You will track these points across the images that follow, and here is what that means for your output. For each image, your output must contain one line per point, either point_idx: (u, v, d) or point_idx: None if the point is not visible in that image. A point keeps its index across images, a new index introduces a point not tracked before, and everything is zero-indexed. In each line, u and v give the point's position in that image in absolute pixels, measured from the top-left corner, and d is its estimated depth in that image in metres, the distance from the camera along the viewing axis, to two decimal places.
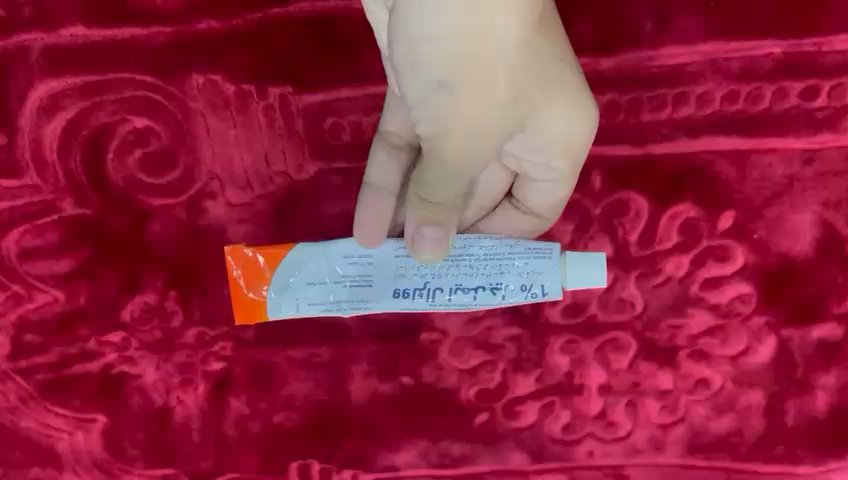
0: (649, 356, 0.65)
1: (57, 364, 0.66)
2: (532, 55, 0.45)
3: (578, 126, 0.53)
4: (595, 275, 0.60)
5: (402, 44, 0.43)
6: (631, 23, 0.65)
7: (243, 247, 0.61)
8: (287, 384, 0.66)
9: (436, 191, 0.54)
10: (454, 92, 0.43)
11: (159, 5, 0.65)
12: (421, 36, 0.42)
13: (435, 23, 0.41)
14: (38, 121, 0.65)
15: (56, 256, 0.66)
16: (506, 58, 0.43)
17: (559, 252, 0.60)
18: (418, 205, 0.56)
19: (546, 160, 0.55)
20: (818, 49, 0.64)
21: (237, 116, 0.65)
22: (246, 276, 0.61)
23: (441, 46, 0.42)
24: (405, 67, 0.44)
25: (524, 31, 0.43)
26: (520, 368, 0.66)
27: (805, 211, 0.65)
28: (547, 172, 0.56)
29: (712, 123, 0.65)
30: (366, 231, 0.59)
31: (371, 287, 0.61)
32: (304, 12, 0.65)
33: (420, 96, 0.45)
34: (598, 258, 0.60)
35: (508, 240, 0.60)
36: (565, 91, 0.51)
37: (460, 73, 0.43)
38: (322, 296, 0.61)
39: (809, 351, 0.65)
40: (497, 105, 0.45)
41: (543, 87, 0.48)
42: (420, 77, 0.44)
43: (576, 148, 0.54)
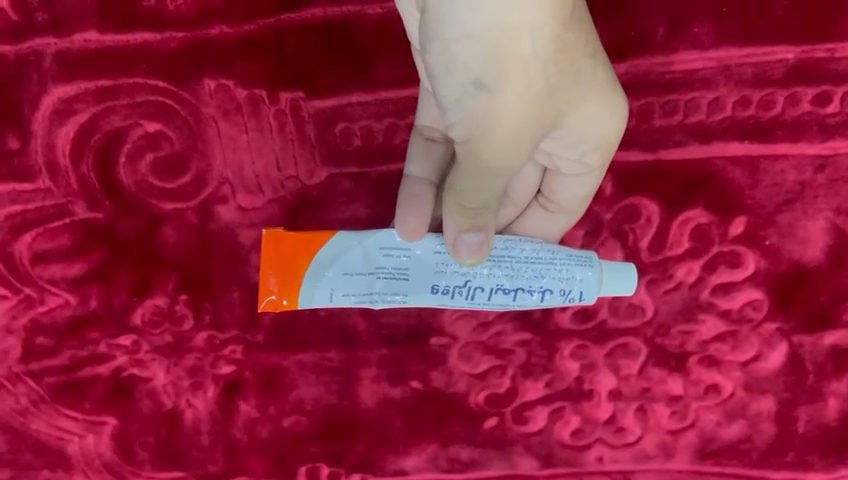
0: (659, 362, 0.65)
1: (68, 366, 0.66)
2: (565, 52, 0.47)
3: (610, 120, 0.54)
4: (626, 284, 0.60)
5: (437, 47, 0.46)
6: (644, 29, 0.65)
7: (277, 233, 0.58)
8: (296, 388, 0.66)
9: (472, 196, 0.54)
10: (490, 91, 0.45)
11: (172, 11, 0.66)
12: (456, 37, 0.44)
13: (469, 23, 0.44)
14: (51, 125, 0.66)
15: (68, 259, 0.66)
16: (539, 54, 0.45)
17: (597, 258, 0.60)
18: (456, 214, 0.56)
19: (579, 154, 0.56)
20: (830, 55, 0.64)
21: (249, 121, 0.65)
22: (279, 264, 0.58)
23: (475, 46, 0.44)
24: (441, 69, 0.46)
25: (556, 27, 0.45)
26: (530, 374, 0.66)
27: (817, 218, 0.65)
28: (578, 168, 0.58)
29: (723, 129, 0.65)
30: (407, 223, 0.59)
31: (408, 281, 0.59)
32: (317, 18, 0.65)
33: (456, 98, 0.47)
34: (632, 269, 0.60)
35: (550, 246, 0.59)
36: (601, 87, 0.52)
37: (494, 72, 0.45)
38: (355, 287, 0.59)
39: (821, 358, 0.65)
40: (532, 102, 0.47)
41: (578, 83, 0.50)
42: (456, 78, 0.46)
43: (610, 144, 0.56)
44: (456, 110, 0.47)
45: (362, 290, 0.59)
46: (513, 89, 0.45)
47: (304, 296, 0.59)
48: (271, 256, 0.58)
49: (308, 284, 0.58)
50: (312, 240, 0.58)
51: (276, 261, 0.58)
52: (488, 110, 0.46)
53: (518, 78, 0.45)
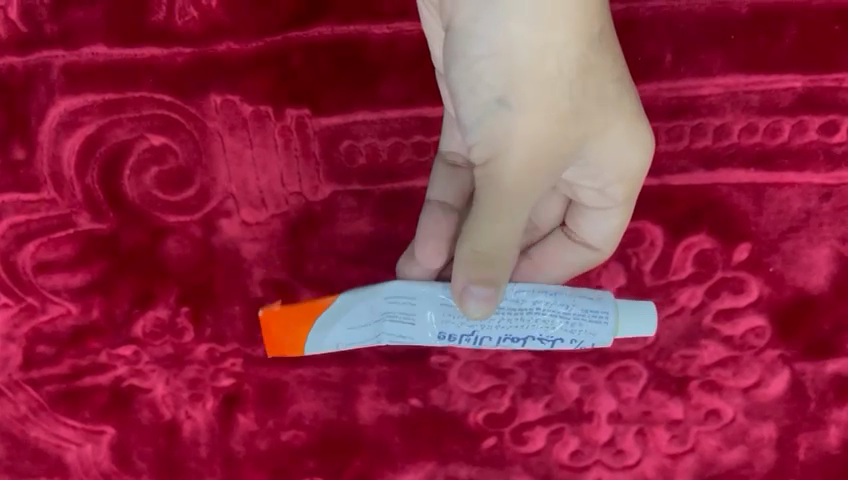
0: (660, 385, 0.65)
1: (68, 375, 0.66)
2: (590, 73, 0.47)
3: (636, 150, 0.53)
4: (644, 323, 0.60)
5: (460, 66, 0.46)
6: (650, 54, 0.65)
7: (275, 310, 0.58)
8: (296, 402, 0.65)
9: (491, 236, 0.49)
10: (513, 106, 0.45)
11: (180, 27, 0.66)
12: (479, 54, 0.45)
13: (492, 40, 0.44)
14: (57, 137, 0.66)
15: (71, 270, 0.66)
16: (564, 72, 0.45)
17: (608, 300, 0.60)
18: (466, 260, 0.49)
19: (603, 187, 0.55)
20: (838, 85, 0.64)
21: (254, 136, 0.65)
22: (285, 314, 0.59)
23: (498, 62, 0.44)
24: (464, 89, 0.46)
25: (580, 47, 0.45)
26: (530, 394, 0.65)
27: (822, 246, 0.64)
28: (603, 203, 0.56)
29: (729, 156, 0.64)
30: (426, 249, 0.59)
31: (414, 327, 0.59)
32: (324, 36, 0.66)
33: (477, 117, 0.46)
34: (650, 308, 0.60)
35: (565, 302, 0.57)
36: (629, 119, 0.51)
37: (515, 88, 0.45)
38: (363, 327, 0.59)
39: (823, 386, 0.64)
40: (555, 121, 0.46)
41: (605, 112, 0.49)
42: (479, 98, 0.46)
43: (637, 178, 0.54)
44: (476, 130, 0.46)
45: (369, 335, 0.59)
46: (536, 105, 0.45)
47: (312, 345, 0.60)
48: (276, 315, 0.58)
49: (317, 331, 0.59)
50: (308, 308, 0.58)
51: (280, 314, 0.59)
52: (509, 129, 0.45)
53: (542, 95, 0.45)
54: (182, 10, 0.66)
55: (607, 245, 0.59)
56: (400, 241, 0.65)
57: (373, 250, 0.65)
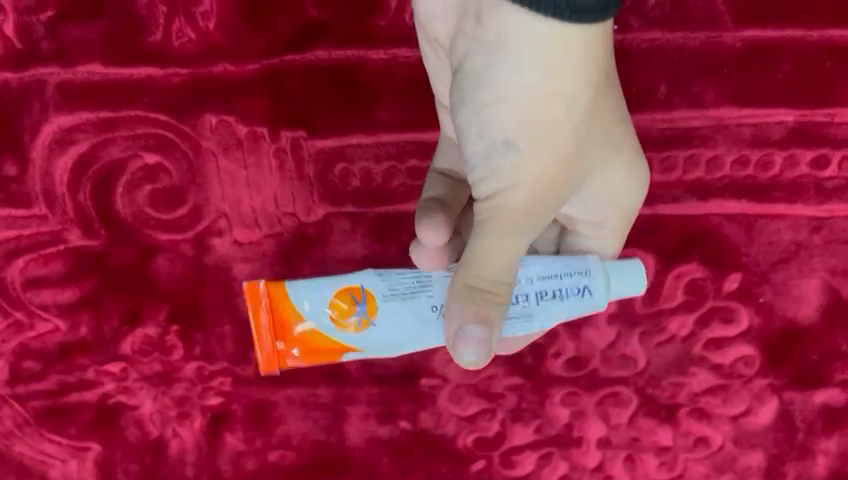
0: (649, 412, 0.64)
1: (55, 392, 0.65)
2: (597, 115, 0.44)
3: (631, 186, 0.51)
4: (634, 282, 0.55)
5: (469, 108, 0.42)
6: (644, 88, 0.65)
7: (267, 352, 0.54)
8: (284, 422, 0.65)
9: (493, 271, 0.45)
10: (523, 153, 0.41)
11: (176, 48, 0.66)
12: (490, 98, 0.41)
13: (506, 85, 0.40)
14: (49, 154, 0.65)
15: (60, 286, 0.66)
16: (574, 120, 0.42)
17: (599, 263, 0.54)
18: (466, 300, 0.45)
19: (601, 220, 0.53)
20: (830, 120, 0.65)
21: (248, 157, 0.65)
22: (271, 319, 0.54)
23: (510, 109, 0.41)
24: (471, 131, 0.43)
25: (591, 93, 0.42)
26: (519, 418, 0.65)
27: (812, 277, 0.65)
28: (598, 234, 0.54)
29: (722, 186, 0.65)
30: (433, 224, 0.53)
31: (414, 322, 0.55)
32: (321, 60, 0.66)
33: (483, 159, 0.43)
34: (638, 265, 0.55)
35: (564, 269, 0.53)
36: (623, 157, 0.49)
37: (527, 135, 0.41)
38: (368, 328, 0.54)
39: (811, 417, 0.63)
40: (561, 164, 0.43)
41: (603, 151, 0.47)
42: (486, 141, 0.42)
43: (628, 207, 0.53)
44: (481, 169, 0.43)
45: None
46: (545, 151, 0.42)
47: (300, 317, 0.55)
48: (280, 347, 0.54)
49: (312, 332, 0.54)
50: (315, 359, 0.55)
51: (269, 325, 0.54)
52: (518, 174, 0.42)
53: (552, 140, 0.42)
54: (179, 30, 0.66)
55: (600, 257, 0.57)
56: (394, 263, 0.65)
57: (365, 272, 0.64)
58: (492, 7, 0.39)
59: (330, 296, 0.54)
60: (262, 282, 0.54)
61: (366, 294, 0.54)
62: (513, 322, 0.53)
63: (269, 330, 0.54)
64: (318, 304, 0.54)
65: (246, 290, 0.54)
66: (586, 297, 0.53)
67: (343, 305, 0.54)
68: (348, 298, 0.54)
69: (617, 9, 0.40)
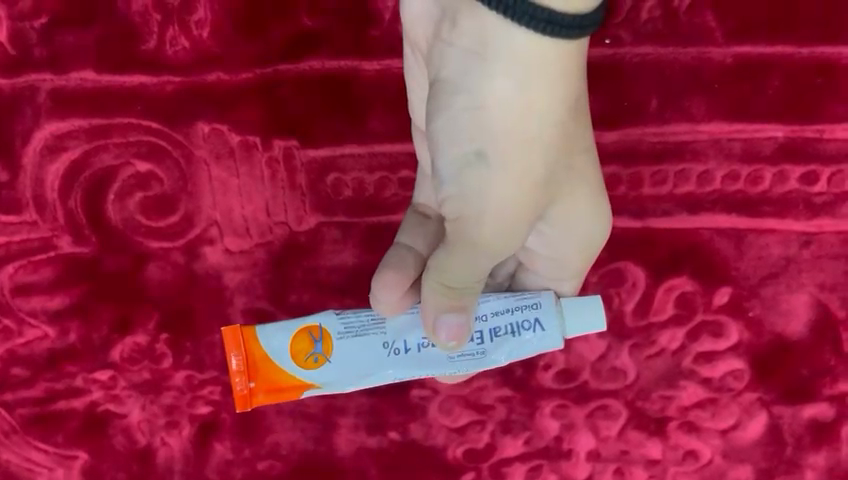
0: (639, 425, 0.64)
1: (42, 399, 0.65)
2: (568, 141, 0.45)
3: (597, 220, 0.53)
4: (593, 318, 0.58)
5: (444, 113, 0.43)
6: (635, 101, 0.66)
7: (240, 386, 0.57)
8: (273, 432, 0.65)
9: (458, 275, 0.51)
10: (492, 166, 0.43)
11: (170, 56, 0.66)
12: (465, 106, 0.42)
13: (482, 95, 0.41)
14: (41, 161, 0.65)
15: (49, 292, 0.65)
16: (546, 141, 0.43)
17: (551, 298, 0.57)
18: (437, 296, 0.52)
19: (562, 255, 0.55)
20: (819, 136, 0.65)
21: (240, 166, 0.65)
22: (245, 359, 0.57)
23: (483, 120, 0.42)
24: (443, 137, 0.44)
25: (565, 117, 0.43)
26: (509, 430, 0.65)
27: (801, 292, 0.65)
28: (558, 269, 0.56)
29: (712, 201, 0.65)
30: (385, 280, 0.56)
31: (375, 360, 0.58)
32: (314, 70, 0.66)
33: (454, 166, 0.44)
34: (597, 302, 0.58)
35: (519, 302, 0.57)
36: (589, 182, 0.50)
37: (497, 149, 0.42)
38: (326, 365, 0.57)
39: (800, 431, 0.64)
40: (528, 183, 0.44)
41: (569, 175, 0.48)
42: (457, 150, 0.43)
43: (595, 238, 0.53)
44: (451, 177, 0.45)
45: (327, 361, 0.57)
46: (514, 167, 0.43)
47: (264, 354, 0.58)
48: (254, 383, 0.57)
49: (279, 369, 0.57)
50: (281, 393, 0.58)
51: (243, 366, 0.57)
52: (486, 187, 0.44)
53: (521, 156, 0.43)
54: (173, 39, 0.66)
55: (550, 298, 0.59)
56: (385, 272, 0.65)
57: (356, 282, 0.65)
58: (469, 11, 0.40)
59: (291, 336, 0.57)
60: (236, 329, 0.57)
61: (323, 332, 0.58)
62: (472, 358, 0.57)
63: (244, 371, 0.57)
64: (284, 345, 0.57)
65: (226, 330, 0.57)
66: (539, 333, 0.57)
67: (302, 344, 0.57)
68: (306, 337, 0.57)
69: (594, 26, 0.40)
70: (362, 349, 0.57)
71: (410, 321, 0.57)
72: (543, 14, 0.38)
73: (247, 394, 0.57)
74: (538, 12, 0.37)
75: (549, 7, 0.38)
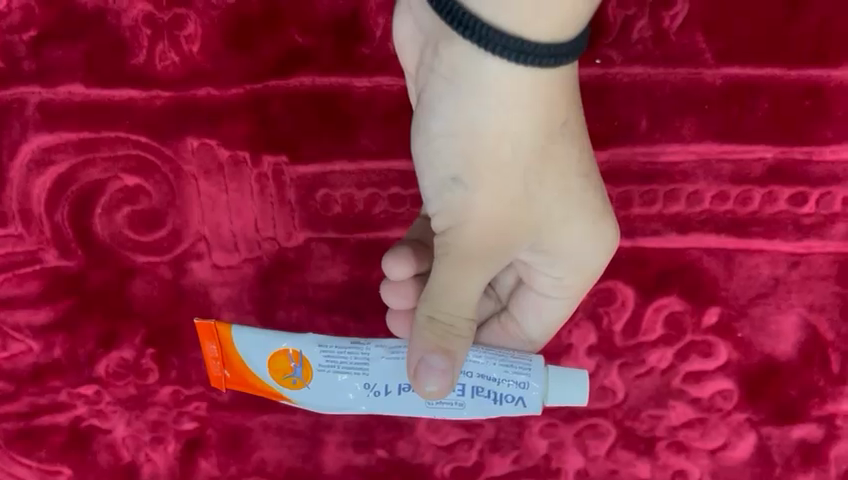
0: (628, 444, 0.64)
1: (26, 414, 0.64)
2: (548, 162, 0.46)
3: (596, 241, 0.51)
4: (576, 393, 0.57)
5: (424, 140, 0.47)
6: (626, 120, 0.65)
7: (212, 368, 0.61)
8: (259, 448, 0.64)
9: (448, 307, 0.49)
10: (469, 186, 0.46)
11: (159, 70, 0.65)
12: (440, 132, 0.46)
13: (454, 120, 0.45)
14: (28, 174, 0.65)
15: (35, 306, 0.65)
16: (520, 161, 0.45)
17: (542, 368, 0.56)
18: (425, 333, 0.50)
19: (559, 276, 0.52)
20: (808, 158, 0.65)
21: (229, 182, 0.65)
22: (220, 347, 0.60)
23: (457, 142, 0.45)
24: (425, 157, 0.47)
25: (539, 138, 0.45)
26: (497, 449, 0.64)
27: (790, 313, 0.65)
28: (554, 289, 0.53)
29: (702, 221, 0.65)
30: (398, 253, 0.54)
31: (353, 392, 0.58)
32: (305, 86, 0.65)
33: (436, 190, 0.47)
34: (583, 379, 0.57)
35: (507, 366, 0.56)
36: (588, 211, 0.49)
37: (470, 169, 0.45)
38: (304, 389, 0.58)
39: (789, 452, 0.64)
40: (505, 203, 0.46)
41: (559, 198, 0.48)
42: (439, 170, 0.47)
43: (594, 269, 0.52)
44: (435, 200, 0.48)
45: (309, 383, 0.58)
46: (491, 187, 0.45)
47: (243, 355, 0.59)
48: (228, 371, 0.60)
49: (254, 374, 0.59)
50: (252, 387, 0.60)
51: (219, 353, 0.60)
52: (465, 207, 0.46)
53: (496, 178, 0.45)
54: (163, 53, 0.65)
55: (543, 338, 0.57)
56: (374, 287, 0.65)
57: (345, 298, 0.66)
58: (446, 38, 0.44)
59: (271, 354, 0.59)
60: (212, 322, 0.59)
61: (303, 360, 0.58)
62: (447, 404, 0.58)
63: (220, 357, 0.60)
64: (264, 354, 0.59)
65: (198, 322, 0.59)
66: (520, 406, 0.57)
67: (281, 364, 0.58)
68: (286, 360, 0.58)
69: (570, 55, 0.43)
70: (343, 384, 0.58)
71: (392, 364, 0.57)
72: (515, 44, 0.41)
73: (222, 377, 0.61)
74: (509, 42, 0.41)
75: (521, 36, 0.41)
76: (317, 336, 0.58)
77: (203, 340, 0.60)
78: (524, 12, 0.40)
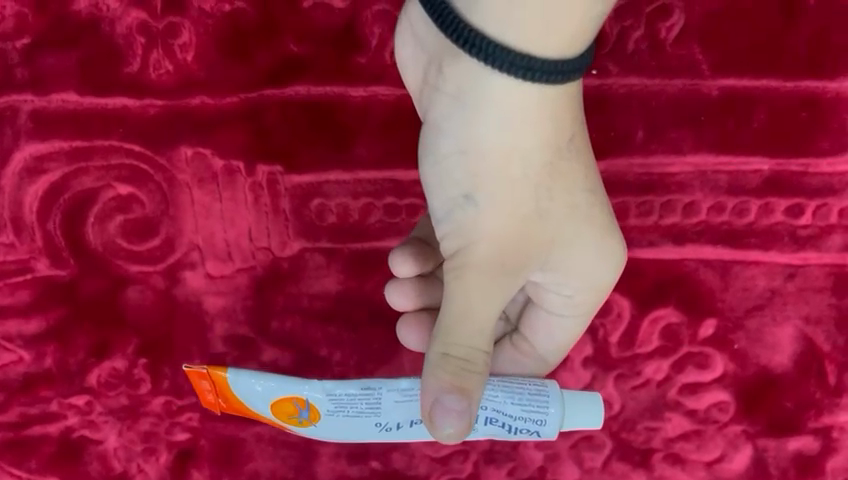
0: (624, 456, 0.63)
1: (16, 424, 0.64)
2: (555, 177, 0.47)
3: (607, 258, 0.50)
4: (591, 416, 0.56)
5: (433, 163, 0.49)
6: (623, 131, 0.65)
7: (203, 397, 0.59)
8: (252, 460, 0.63)
9: (462, 337, 0.47)
10: (479, 202, 0.47)
11: (153, 79, 0.64)
12: (450, 152, 0.48)
13: (462, 138, 0.47)
14: (20, 183, 0.64)
15: (26, 316, 0.64)
16: (527, 175, 0.47)
17: (559, 397, 0.55)
18: (438, 369, 0.46)
19: (571, 295, 0.51)
20: (804, 170, 0.65)
21: (223, 191, 0.65)
22: (213, 383, 0.58)
23: (467, 159, 0.47)
24: (436, 178, 0.49)
25: (545, 153, 0.46)
26: (492, 461, 0.63)
27: (786, 325, 0.65)
28: (565, 307, 0.52)
29: (698, 232, 0.65)
30: (403, 252, 0.55)
31: (358, 425, 0.57)
32: (300, 96, 0.65)
33: (447, 210, 0.49)
34: (598, 404, 0.56)
35: (524, 400, 0.54)
36: (597, 228, 0.50)
37: (480, 184, 0.47)
38: (309, 426, 0.58)
39: (785, 464, 0.63)
40: (515, 219, 0.47)
41: (568, 214, 0.48)
42: (449, 189, 0.48)
43: (606, 286, 0.51)
44: (445, 221, 0.49)
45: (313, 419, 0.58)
46: (500, 203, 0.47)
47: (239, 392, 0.58)
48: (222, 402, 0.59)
49: (251, 407, 0.59)
50: (249, 414, 0.59)
51: (213, 389, 0.58)
52: (476, 224, 0.47)
53: (505, 192, 0.47)
54: (157, 62, 0.64)
55: (556, 358, 0.55)
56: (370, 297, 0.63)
57: (340, 308, 0.65)
58: (452, 59, 0.46)
59: (275, 397, 0.58)
60: (205, 368, 0.57)
61: (310, 405, 0.57)
62: None
63: (213, 392, 0.58)
64: (264, 394, 0.58)
65: (187, 369, 0.57)
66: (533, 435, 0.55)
67: (287, 406, 0.58)
68: (292, 404, 0.58)
69: (578, 71, 0.45)
70: (351, 424, 0.57)
71: (404, 406, 0.56)
72: (521, 59, 0.43)
73: (217, 406, 0.60)
74: (516, 58, 0.43)
75: (527, 53, 0.43)
76: (324, 384, 0.57)
77: (193, 379, 0.58)
78: (530, 31, 0.42)
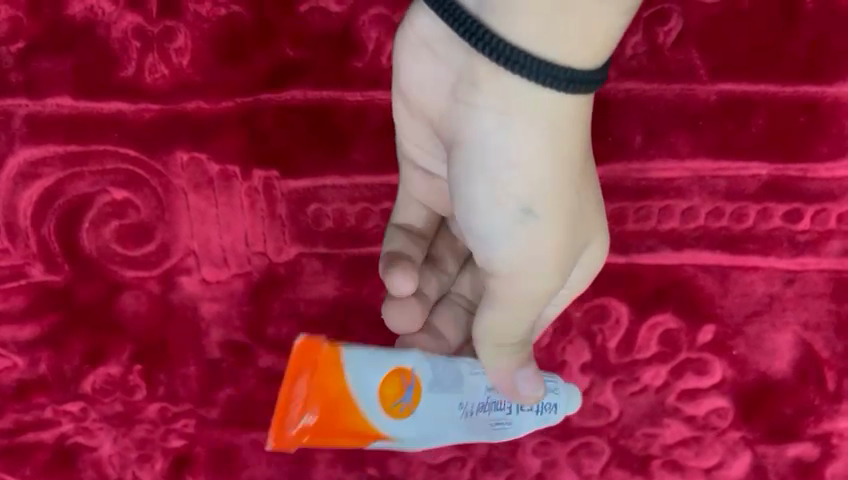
0: (622, 463, 0.62)
1: (11, 431, 0.62)
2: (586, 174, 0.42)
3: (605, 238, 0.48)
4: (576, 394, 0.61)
5: (479, 178, 0.37)
6: (621, 136, 0.65)
7: (287, 406, 0.53)
8: (246, 466, 0.61)
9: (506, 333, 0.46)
10: (541, 216, 0.38)
11: (149, 83, 0.64)
12: (503, 164, 0.37)
13: (517, 145, 0.36)
14: (14, 188, 0.64)
15: (21, 322, 0.64)
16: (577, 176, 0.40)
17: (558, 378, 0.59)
18: (505, 354, 0.48)
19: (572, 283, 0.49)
20: (803, 175, 0.65)
21: (219, 196, 0.64)
22: (314, 366, 0.53)
23: (526, 170, 0.37)
24: (482, 202, 0.38)
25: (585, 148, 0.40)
26: (490, 467, 0.62)
27: (786, 331, 0.64)
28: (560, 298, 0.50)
29: (695, 237, 0.65)
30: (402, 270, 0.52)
31: (447, 409, 0.56)
32: (296, 100, 0.64)
33: (501, 232, 0.38)
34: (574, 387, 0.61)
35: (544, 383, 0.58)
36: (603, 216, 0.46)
37: (543, 196, 0.38)
38: (409, 416, 0.55)
39: (784, 471, 0.62)
40: (569, 228, 0.40)
41: (592, 209, 0.44)
42: (502, 207, 0.38)
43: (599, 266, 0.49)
44: (499, 246, 0.39)
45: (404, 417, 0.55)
46: (559, 215, 0.39)
47: (349, 373, 0.54)
48: (322, 411, 0.53)
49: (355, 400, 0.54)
50: (346, 422, 0.54)
51: (312, 381, 0.53)
52: (538, 243, 0.39)
53: (563, 200, 0.39)
54: (153, 66, 0.64)
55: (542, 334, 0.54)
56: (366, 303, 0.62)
57: (335, 314, 0.64)
58: (490, 71, 0.36)
59: (384, 374, 0.54)
60: (320, 341, 0.53)
61: (416, 380, 0.55)
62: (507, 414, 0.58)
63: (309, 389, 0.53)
64: (373, 375, 0.54)
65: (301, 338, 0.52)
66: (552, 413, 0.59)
67: (394, 387, 0.54)
68: (399, 380, 0.55)
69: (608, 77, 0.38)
70: (439, 407, 0.56)
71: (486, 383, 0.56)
72: (565, 70, 0.35)
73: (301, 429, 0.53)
74: (560, 69, 0.35)
75: (568, 68, 0.35)
76: (426, 353, 0.56)
77: (295, 358, 0.52)
78: (568, 44, 0.34)
